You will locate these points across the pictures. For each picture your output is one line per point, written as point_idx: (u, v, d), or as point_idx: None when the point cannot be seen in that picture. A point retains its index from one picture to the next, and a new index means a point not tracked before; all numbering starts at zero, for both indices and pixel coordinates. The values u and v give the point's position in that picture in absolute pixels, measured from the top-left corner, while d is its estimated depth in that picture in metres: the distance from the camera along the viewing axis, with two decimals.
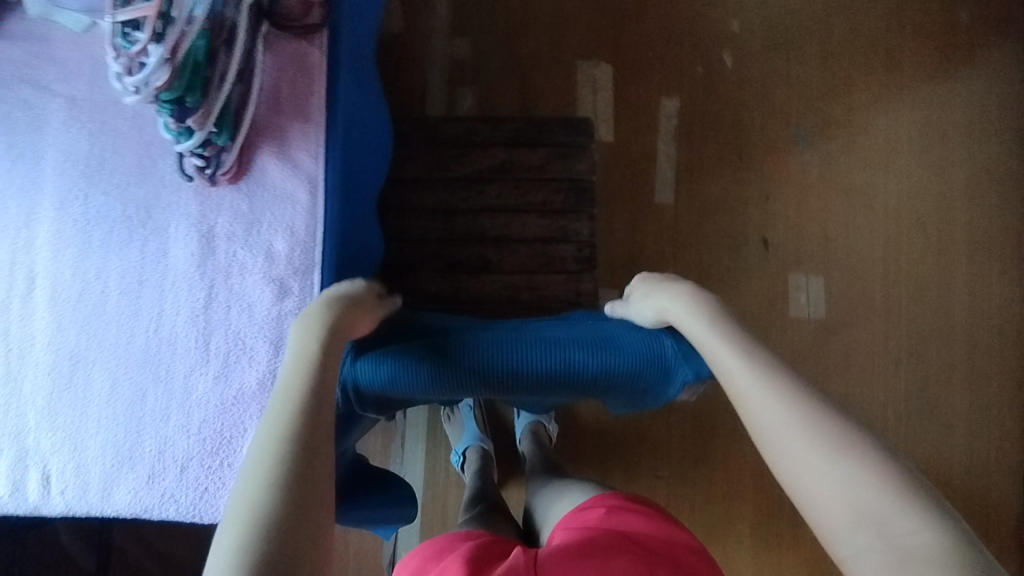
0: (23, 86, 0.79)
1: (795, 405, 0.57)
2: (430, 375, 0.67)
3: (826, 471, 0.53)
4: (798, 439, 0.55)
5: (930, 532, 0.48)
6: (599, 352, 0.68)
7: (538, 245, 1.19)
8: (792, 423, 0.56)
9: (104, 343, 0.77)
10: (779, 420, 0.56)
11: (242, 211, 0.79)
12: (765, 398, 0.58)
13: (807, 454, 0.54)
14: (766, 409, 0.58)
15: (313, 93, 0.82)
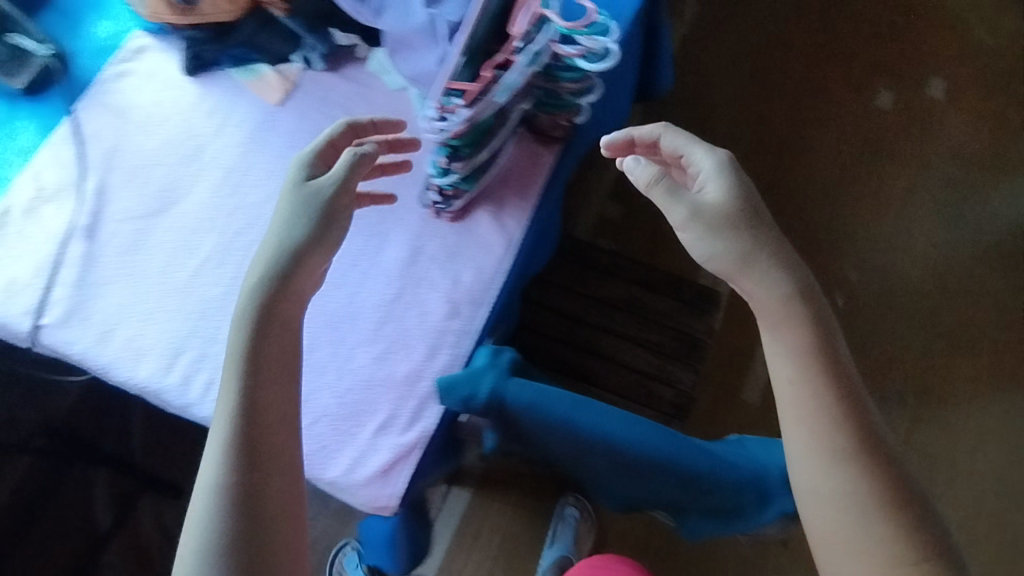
0: (337, 108, 1.06)
1: (823, 414, 0.71)
2: (565, 417, 0.76)
3: (808, 447, 0.71)
4: (836, 445, 0.70)
5: (785, 471, 0.70)
6: (709, 458, 0.75)
7: (640, 377, 1.31)
8: (814, 414, 0.71)
9: (305, 298, 0.94)
10: (799, 399, 0.72)
11: (448, 243, 0.98)
12: (803, 401, 0.72)
13: (829, 455, 0.69)
14: (801, 401, 0.72)
15: (534, 181, 1.03)
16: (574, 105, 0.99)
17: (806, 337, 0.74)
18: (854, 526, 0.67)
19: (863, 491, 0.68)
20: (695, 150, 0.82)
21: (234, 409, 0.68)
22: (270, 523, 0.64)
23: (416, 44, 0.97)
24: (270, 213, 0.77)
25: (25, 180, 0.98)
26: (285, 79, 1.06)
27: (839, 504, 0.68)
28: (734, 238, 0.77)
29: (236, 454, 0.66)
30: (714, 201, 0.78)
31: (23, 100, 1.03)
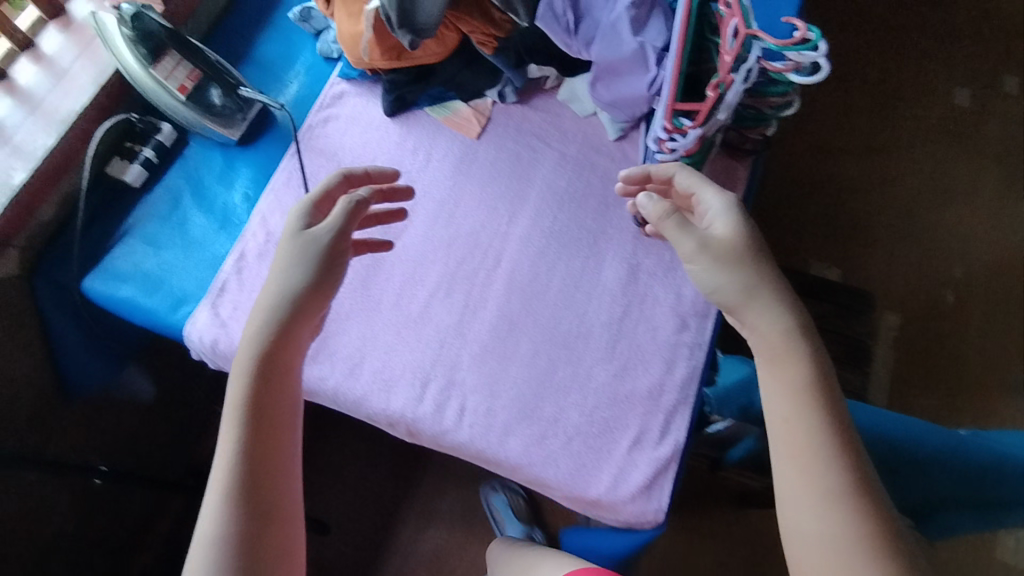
0: (531, 137, 1.11)
1: (813, 442, 0.77)
2: None
3: (805, 503, 0.76)
4: (809, 430, 0.78)
5: (852, 541, 0.73)
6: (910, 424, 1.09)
7: None
8: (822, 472, 0.76)
9: (537, 319, 0.97)
10: (818, 479, 0.76)
11: (665, 258, 1.01)
12: (794, 430, 0.79)
13: (820, 462, 0.76)
14: (812, 454, 0.77)
15: (734, 193, 1.07)
16: (772, 119, 1.03)
17: (776, 332, 0.83)
18: (837, 521, 0.74)
19: (852, 488, 0.75)
20: (705, 190, 0.90)
21: (246, 386, 0.80)
22: (253, 509, 0.76)
23: (625, 69, 1.01)
24: (291, 273, 0.84)
25: (253, 226, 1.02)
26: (480, 113, 1.12)
27: (794, 471, 0.77)
28: (728, 256, 0.86)
29: (245, 446, 0.78)
30: (723, 238, 0.87)
31: (239, 151, 1.09)
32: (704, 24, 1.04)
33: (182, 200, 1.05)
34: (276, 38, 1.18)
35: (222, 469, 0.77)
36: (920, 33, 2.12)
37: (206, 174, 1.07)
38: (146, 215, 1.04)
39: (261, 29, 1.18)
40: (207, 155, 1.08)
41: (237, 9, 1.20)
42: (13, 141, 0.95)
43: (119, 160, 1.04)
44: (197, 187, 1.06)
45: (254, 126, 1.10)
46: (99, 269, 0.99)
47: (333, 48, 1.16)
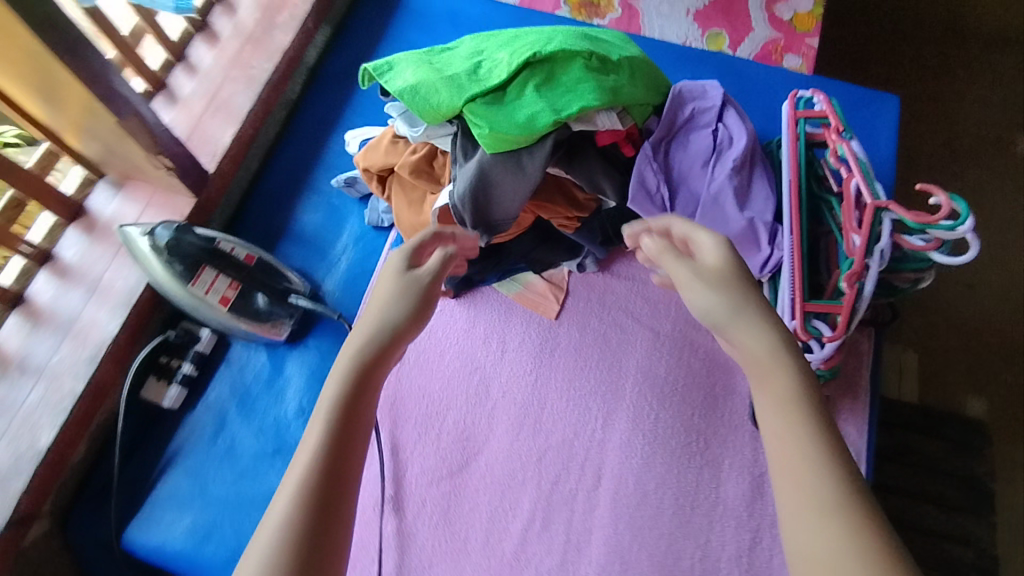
0: (617, 313, 0.97)
1: (816, 468, 0.54)
2: None
3: (814, 541, 0.50)
4: (818, 469, 0.53)
5: None
6: None
7: (936, 541, 1.19)
8: (813, 492, 0.52)
9: (652, 554, 0.82)
10: (814, 490, 0.52)
11: None
12: (791, 458, 0.55)
13: (807, 464, 0.54)
14: (805, 479, 0.53)
15: (862, 372, 0.91)
16: (908, 291, 0.88)
17: (754, 334, 0.63)
18: (838, 541, 0.49)
19: (841, 482, 0.52)
20: (699, 232, 0.71)
21: (330, 428, 0.57)
22: (326, 495, 0.54)
23: (733, 248, 0.87)
24: (393, 296, 0.67)
25: None
26: (556, 287, 0.98)
27: (813, 503, 0.52)
28: (720, 276, 0.67)
29: (303, 501, 0.53)
30: (714, 262, 0.68)
31: (287, 350, 0.96)
32: (816, 196, 0.91)
33: (228, 418, 0.92)
34: (320, 206, 1.06)
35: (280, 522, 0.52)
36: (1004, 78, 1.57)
37: (253, 383, 0.94)
38: (190, 441, 0.91)
39: (303, 197, 1.06)
40: (254, 358, 0.95)
41: (274, 173, 1.08)
42: (45, 373, 0.83)
43: (155, 380, 0.91)
44: (244, 400, 0.93)
45: (302, 321, 0.97)
46: (142, 517, 0.87)
47: (384, 217, 1.02)
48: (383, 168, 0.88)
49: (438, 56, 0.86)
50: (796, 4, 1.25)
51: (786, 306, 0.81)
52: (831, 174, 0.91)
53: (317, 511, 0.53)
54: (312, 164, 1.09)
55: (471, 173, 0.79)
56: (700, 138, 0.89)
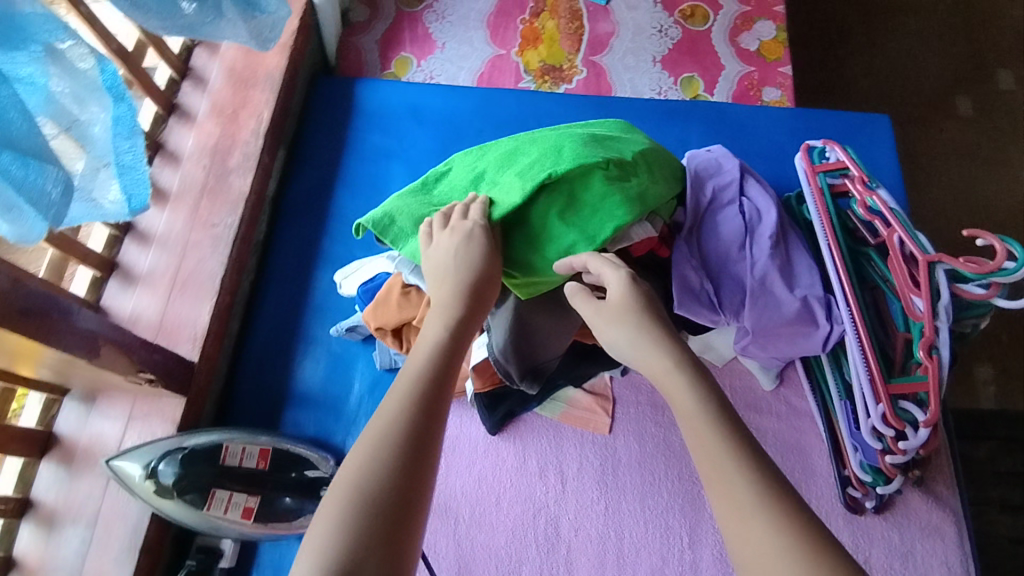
0: (672, 411, 0.90)
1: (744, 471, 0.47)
2: None
3: (742, 548, 0.45)
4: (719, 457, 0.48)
5: None
6: None
7: (1008, 545, 1.17)
8: (744, 494, 0.46)
9: None
10: (738, 492, 0.47)
11: (895, 543, 0.81)
12: (709, 451, 0.49)
13: (730, 463, 0.48)
14: (722, 478, 0.48)
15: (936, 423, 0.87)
16: (968, 334, 0.85)
17: (644, 348, 0.57)
18: (772, 539, 0.44)
19: (770, 494, 0.46)
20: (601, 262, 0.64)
21: (425, 387, 0.54)
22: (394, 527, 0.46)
23: (788, 331, 0.82)
24: (462, 255, 0.65)
25: None
26: (602, 397, 0.91)
27: (729, 515, 0.46)
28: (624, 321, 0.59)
29: (393, 480, 0.48)
30: (615, 300, 0.60)
31: None
32: (857, 255, 0.87)
33: None
34: (321, 358, 0.95)
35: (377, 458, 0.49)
36: (935, 57, 1.65)
37: None
38: None
39: (299, 350, 0.95)
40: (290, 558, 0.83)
41: (260, 330, 0.97)
42: None
43: None
44: None
45: None
46: None
47: (396, 358, 0.92)
48: (399, 323, 0.79)
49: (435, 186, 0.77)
50: (760, 33, 1.22)
51: (868, 390, 0.75)
52: (863, 225, 0.88)
53: (386, 515, 0.46)
54: (301, 311, 0.97)
55: (507, 322, 0.72)
56: (731, 218, 0.83)
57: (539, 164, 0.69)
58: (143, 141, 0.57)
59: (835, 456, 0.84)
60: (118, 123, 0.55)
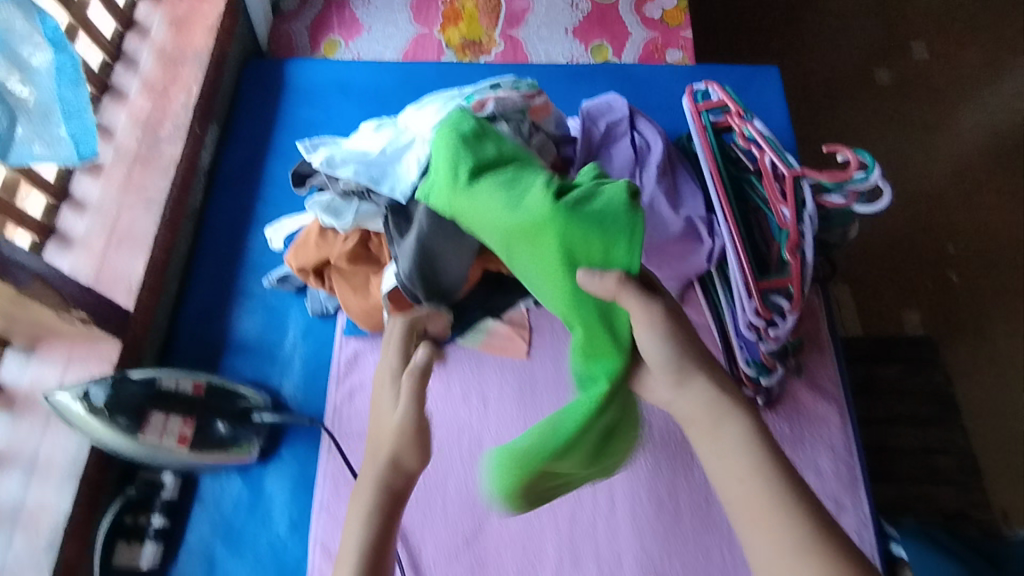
0: None
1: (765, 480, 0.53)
2: None
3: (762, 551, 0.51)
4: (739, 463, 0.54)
5: None
6: None
7: (920, 456, 1.26)
8: (767, 500, 0.52)
9: (684, 559, 0.84)
10: (761, 501, 0.52)
11: (786, 433, 0.90)
12: (736, 465, 0.54)
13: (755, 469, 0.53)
14: (749, 490, 0.53)
15: (820, 328, 0.96)
16: (839, 244, 0.94)
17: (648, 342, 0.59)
18: (787, 541, 0.50)
19: (783, 488, 0.52)
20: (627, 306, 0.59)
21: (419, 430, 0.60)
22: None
23: (676, 248, 0.90)
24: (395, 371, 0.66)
25: (316, 563, 0.84)
26: (519, 326, 0.98)
27: (745, 497, 0.53)
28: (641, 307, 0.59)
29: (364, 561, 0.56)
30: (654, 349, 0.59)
31: (262, 469, 0.90)
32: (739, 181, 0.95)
33: (217, 558, 0.86)
34: (256, 310, 1.01)
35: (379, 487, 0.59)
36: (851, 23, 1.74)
37: (235, 514, 0.88)
38: None
39: (236, 305, 1.01)
40: (229, 488, 0.90)
41: (199, 288, 1.03)
42: None
43: (125, 544, 0.83)
44: (230, 535, 0.87)
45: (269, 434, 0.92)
46: None
47: (327, 303, 0.99)
48: (320, 263, 0.86)
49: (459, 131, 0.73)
50: (663, 2, 1.32)
51: (742, 290, 0.84)
52: (744, 155, 0.95)
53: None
54: (237, 269, 1.04)
55: (414, 252, 0.78)
56: (619, 153, 0.91)
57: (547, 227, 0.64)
58: (87, 89, 0.68)
59: (729, 362, 0.91)
60: (61, 72, 0.66)
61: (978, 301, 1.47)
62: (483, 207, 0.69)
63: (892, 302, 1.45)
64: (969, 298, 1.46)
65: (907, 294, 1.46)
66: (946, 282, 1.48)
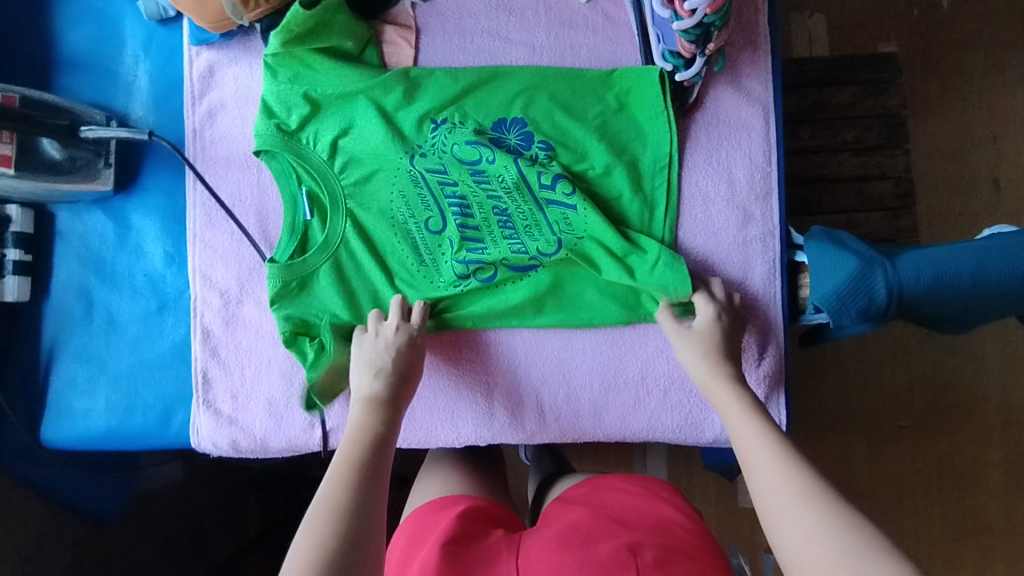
0: (480, 36, 0.83)
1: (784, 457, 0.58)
2: (886, 291, 0.70)
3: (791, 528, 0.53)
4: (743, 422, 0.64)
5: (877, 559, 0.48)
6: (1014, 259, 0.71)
7: (854, 183, 1.21)
8: (781, 474, 0.57)
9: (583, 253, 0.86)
10: (775, 471, 0.58)
11: (702, 142, 0.82)
12: (756, 438, 0.61)
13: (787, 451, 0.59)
14: (758, 461, 0.59)
15: (759, 19, 0.82)
16: None
17: (703, 364, 0.72)
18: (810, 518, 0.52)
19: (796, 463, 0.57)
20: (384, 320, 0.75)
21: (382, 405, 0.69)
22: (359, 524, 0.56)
23: None
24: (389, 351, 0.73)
25: (198, 292, 0.81)
26: (403, 28, 0.83)
27: (780, 494, 0.56)
28: (714, 346, 0.73)
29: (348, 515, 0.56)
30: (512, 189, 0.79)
31: (124, 201, 0.82)
32: None
33: (93, 292, 0.81)
34: (84, 18, 0.83)
35: (351, 448, 0.63)
36: None
37: (102, 248, 0.82)
38: (62, 327, 0.81)
39: (55, 13, 0.83)
40: (91, 221, 0.82)
41: None
42: None
43: None
44: (102, 270, 0.81)
45: (124, 162, 0.81)
46: (52, 416, 0.80)
47: (164, 5, 0.81)
48: None
49: (421, 176, 0.79)
50: None
51: None
52: None
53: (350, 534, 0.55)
54: None
55: None
56: None
57: (410, 176, 0.79)
58: None
59: (648, 59, 0.81)
60: None
61: (954, 12, 1.27)
62: (418, 190, 0.79)
63: (868, 22, 1.27)
64: (954, 8, 1.27)
65: (873, 8, 1.27)
66: (933, 5, 1.27)
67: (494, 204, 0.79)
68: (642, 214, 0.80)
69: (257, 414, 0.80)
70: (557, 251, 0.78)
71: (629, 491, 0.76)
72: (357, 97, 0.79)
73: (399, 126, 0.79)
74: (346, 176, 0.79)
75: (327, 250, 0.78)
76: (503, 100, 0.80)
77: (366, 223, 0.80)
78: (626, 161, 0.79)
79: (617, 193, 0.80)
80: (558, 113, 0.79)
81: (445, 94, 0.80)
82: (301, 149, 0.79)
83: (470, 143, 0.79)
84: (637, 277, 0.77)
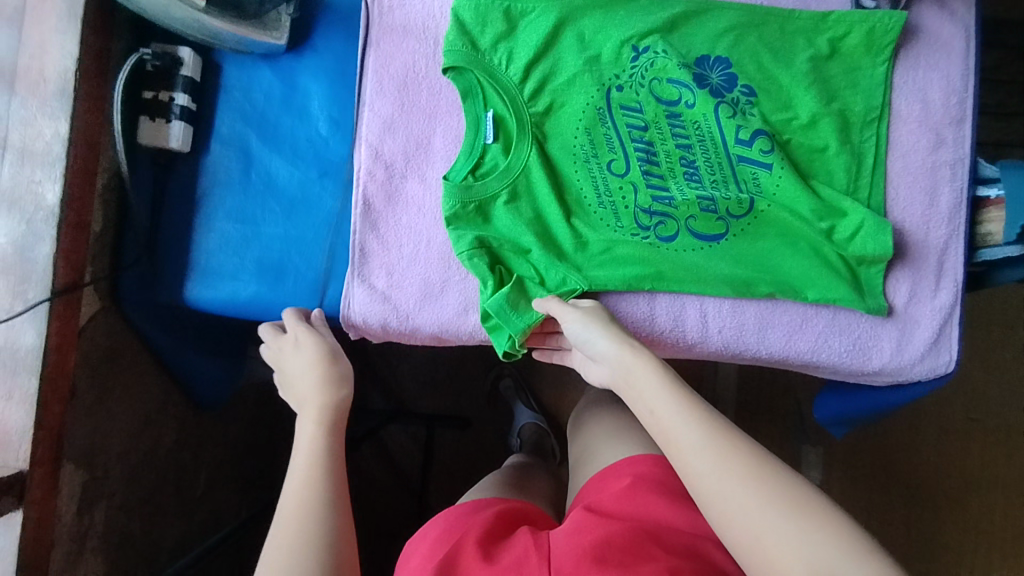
0: None
1: (715, 436, 0.52)
2: None
3: (742, 521, 0.49)
4: (675, 418, 0.54)
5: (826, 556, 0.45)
6: None
7: (991, 149, 1.17)
8: (711, 457, 0.52)
9: None
10: (703, 455, 0.52)
11: (900, 58, 0.78)
12: (671, 410, 0.55)
13: (723, 434, 0.53)
14: (681, 438, 0.53)
15: None
16: None
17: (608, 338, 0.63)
18: (764, 513, 0.48)
19: (729, 446, 0.52)
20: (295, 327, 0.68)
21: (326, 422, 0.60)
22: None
23: None
24: (324, 354, 0.65)
25: (361, 162, 0.78)
26: None
27: (719, 483, 0.50)
28: (603, 322, 0.65)
29: None
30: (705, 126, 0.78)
31: (293, 61, 0.79)
32: None
33: (253, 151, 0.79)
34: None
35: (299, 483, 0.55)
36: None
37: (267, 106, 0.79)
38: (218, 184, 0.78)
39: None
40: (259, 78, 0.79)
41: None
42: (16, 142, 0.70)
43: (148, 120, 0.75)
44: (265, 127, 0.79)
45: (297, 19, 0.79)
46: (199, 274, 0.77)
47: None
48: None
49: (612, 113, 0.78)
50: None
51: None
52: None
53: None
54: None
55: None
56: None
57: (600, 110, 0.78)
58: None
59: None
60: None
61: None
62: (606, 125, 0.78)
63: None
64: None
65: None
66: None
67: (683, 153, 0.78)
68: (832, 124, 0.77)
69: (412, 294, 0.77)
70: (745, 213, 0.77)
71: (668, 496, 0.66)
72: (564, 13, 0.76)
73: (598, 52, 0.78)
74: (537, 89, 0.78)
75: (509, 177, 0.76)
76: (711, 35, 0.77)
77: (550, 151, 0.79)
78: (834, 110, 0.77)
79: (813, 124, 0.77)
80: (765, 58, 0.77)
81: (652, 19, 0.77)
82: (493, 68, 0.77)
83: (675, 77, 0.77)
84: (834, 241, 0.76)
